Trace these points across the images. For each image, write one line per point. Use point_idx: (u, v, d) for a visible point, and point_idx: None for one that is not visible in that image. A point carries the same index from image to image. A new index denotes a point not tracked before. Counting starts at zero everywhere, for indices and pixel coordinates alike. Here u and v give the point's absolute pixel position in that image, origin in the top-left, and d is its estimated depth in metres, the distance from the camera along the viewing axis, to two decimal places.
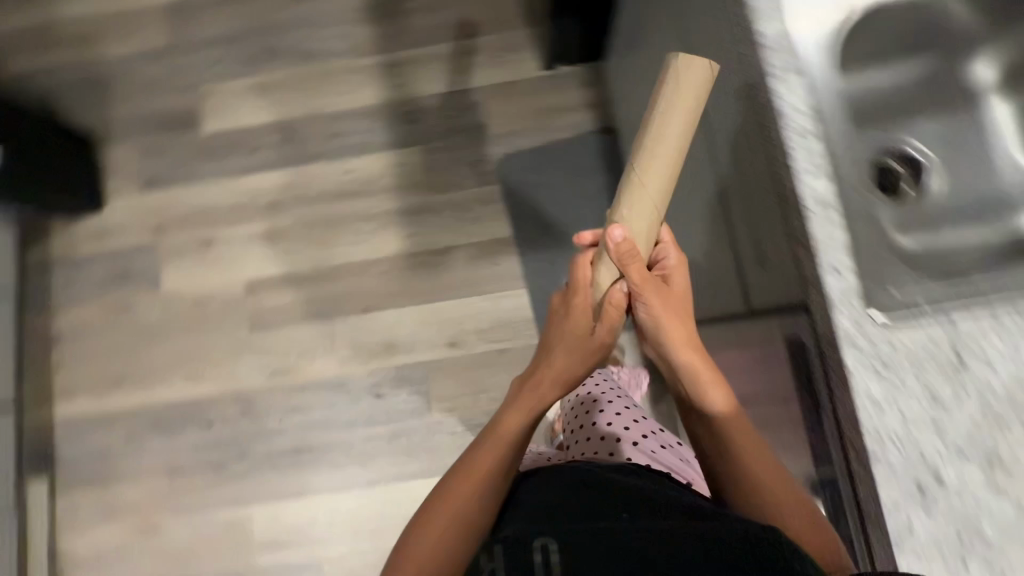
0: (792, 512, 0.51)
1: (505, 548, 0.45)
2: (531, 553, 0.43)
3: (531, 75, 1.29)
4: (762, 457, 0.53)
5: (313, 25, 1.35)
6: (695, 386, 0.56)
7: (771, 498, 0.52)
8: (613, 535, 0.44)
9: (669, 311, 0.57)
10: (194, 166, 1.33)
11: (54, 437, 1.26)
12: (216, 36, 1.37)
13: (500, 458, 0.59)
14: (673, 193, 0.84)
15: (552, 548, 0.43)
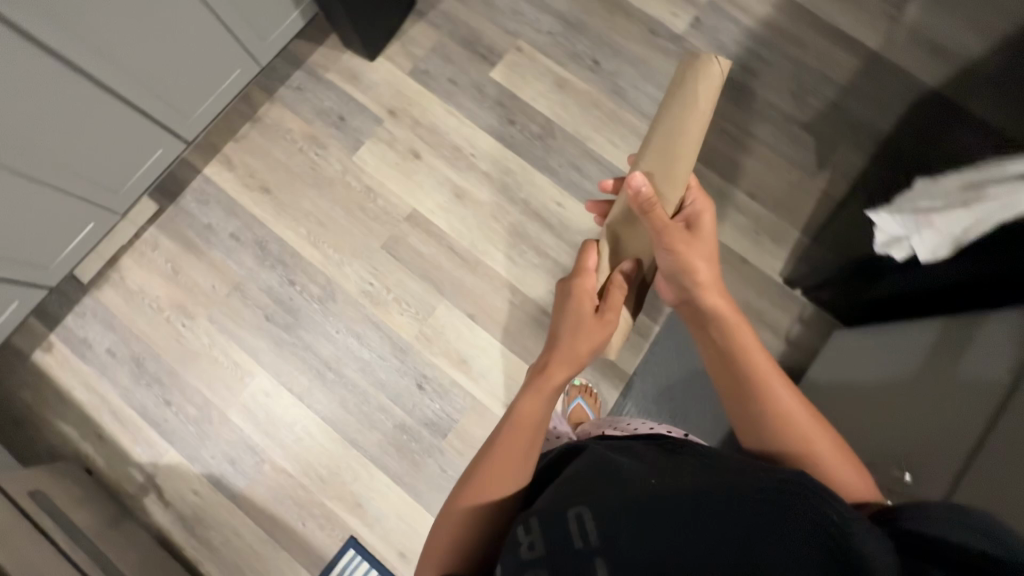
0: (829, 458, 0.63)
1: (542, 521, 0.51)
2: (568, 521, 0.49)
3: (767, 271, 1.24)
4: (786, 415, 0.65)
5: (643, 75, 1.34)
6: (724, 329, 0.71)
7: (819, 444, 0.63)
8: (634, 501, 0.50)
9: (694, 252, 0.72)
10: (461, 92, 1.35)
11: (189, 184, 1.32)
12: (567, 15, 1.38)
13: (544, 403, 0.68)
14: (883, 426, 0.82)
15: (586, 517, 0.49)
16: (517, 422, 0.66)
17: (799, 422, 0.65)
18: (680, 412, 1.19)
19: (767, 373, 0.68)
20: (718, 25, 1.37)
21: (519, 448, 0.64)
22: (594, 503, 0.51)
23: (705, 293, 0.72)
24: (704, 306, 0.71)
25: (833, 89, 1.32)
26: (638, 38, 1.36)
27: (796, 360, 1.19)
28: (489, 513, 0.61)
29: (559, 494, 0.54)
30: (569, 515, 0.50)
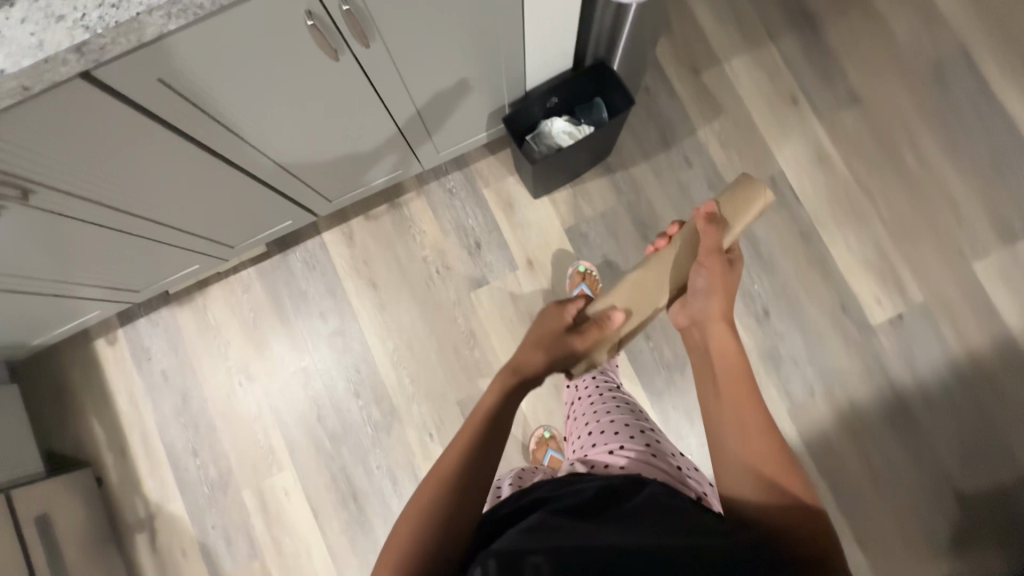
0: (789, 490, 0.54)
1: (501, 562, 0.45)
2: (525, 566, 0.45)
3: None
4: (754, 430, 0.57)
5: (809, 353, 1.17)
6: (710, 335, 0.67)
7: (776, 467, 0.55)
8: (597, 550, 0.47)
9: (723, 286, 0.70)
10: (610, 277, 1.20)
11: (302, 242, 1.24)
12: (762, 247, 1.20)
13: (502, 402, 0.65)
14: None
15: (544, 563, 0.45)
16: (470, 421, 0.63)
17: (767, 442, 0.56)
18: None
19: (743, 382, 0.61)
20: (922, 335, 1.16)
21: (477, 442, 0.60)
22: (553, 550, 0.46)
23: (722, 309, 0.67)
24: (701, 319, 0.69)
25: (1015, 473, 1.11)
26: (823, 308, 1.18)
27: None
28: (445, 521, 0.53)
29: (518, 536, 0.50)
30: (527, 564, 0.45)
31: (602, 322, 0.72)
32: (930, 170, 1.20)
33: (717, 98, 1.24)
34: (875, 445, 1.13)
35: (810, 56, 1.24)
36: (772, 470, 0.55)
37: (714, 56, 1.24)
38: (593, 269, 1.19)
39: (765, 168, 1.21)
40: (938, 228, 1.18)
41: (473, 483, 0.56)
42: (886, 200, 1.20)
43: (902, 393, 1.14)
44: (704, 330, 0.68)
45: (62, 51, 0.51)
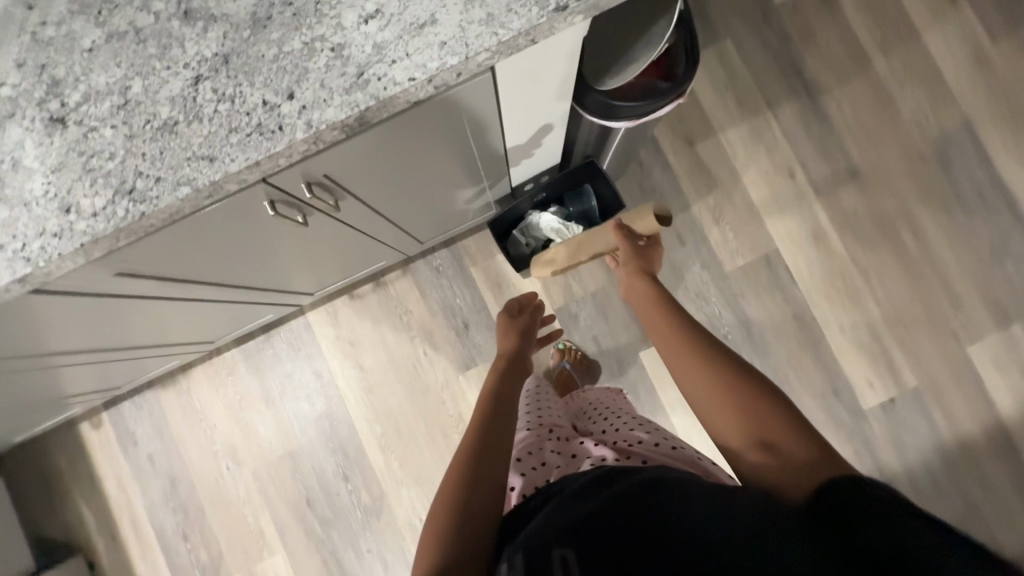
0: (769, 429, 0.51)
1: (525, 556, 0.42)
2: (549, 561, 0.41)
3: None
4: (711, 380, 0.56)
5: None
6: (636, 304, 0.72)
7: (745, 411, 0.53)
8: (623, 536, 0.43)
9: (638, 281, 0.74)
10: (601, 360, 1.18)
11: (287, 323, 1.22)
12: (755, 329, 1.17)
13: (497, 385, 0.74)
14: None
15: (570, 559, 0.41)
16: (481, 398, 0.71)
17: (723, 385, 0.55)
18: None
19: (684, 345, 0.61)
20: (913, 419, 1.15)
21: (492, 409, 0.68)
22: (575, 537, 0.43)
23: (636, 273, 0.74)
24: (633, 292, 0.73)
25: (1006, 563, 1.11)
26: (815, 392, 1.17)
27: None
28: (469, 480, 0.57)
29: (544, 521, 0.46)
30: (552, 558, 0.41)
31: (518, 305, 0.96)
32: (930, 249, 1.17)
33: (713, 172, 1.19)
34: None
35: (811, 128, 1.19)
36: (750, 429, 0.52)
37: (708, 126, 1.20)
38: (571, 343, 1.17)
39: (761, 245, 1.18)
40: (933, 309, 1.17)
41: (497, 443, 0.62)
42: (882, 279, 1.17)
43: (892, 480, 1.14)
44: (634, 291, 0.73)
45: (1, 284, 0.47)
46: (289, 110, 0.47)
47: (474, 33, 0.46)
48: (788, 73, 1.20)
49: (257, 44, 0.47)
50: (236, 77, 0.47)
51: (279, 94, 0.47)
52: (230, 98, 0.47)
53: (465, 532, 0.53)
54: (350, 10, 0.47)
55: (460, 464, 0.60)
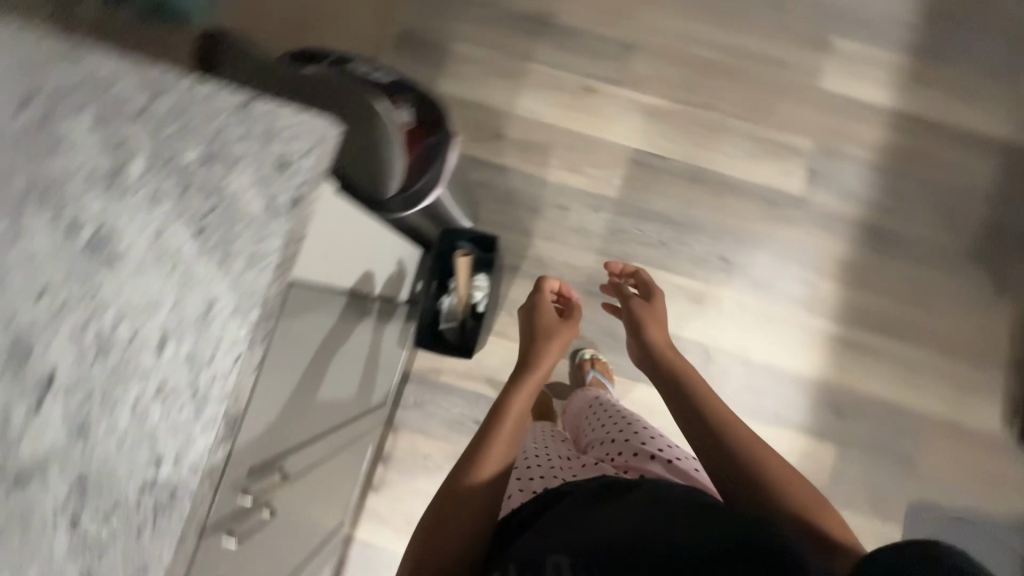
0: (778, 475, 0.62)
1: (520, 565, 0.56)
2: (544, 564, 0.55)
3: (987, 428, 1.18)
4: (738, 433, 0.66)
5: (776, 256, 1.23)
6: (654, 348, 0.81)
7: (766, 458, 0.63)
8: (611, 547, 0.55)
9: (657, 328, 0.85)
10: (595, 344, 1.21)
11: (347, 560, 1.16)
12: (674, 216, 1.24)
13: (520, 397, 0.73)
14: None
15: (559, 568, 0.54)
16: (507, 414, 0.69)
17: (737, 422, 0.67)
18: None
19: (700, 381, 0.73)
20: (833, 167, 1.24)
21: (511, 426, 0.68)
22: (570, 550, 0.56)
23: (650, 323, 0.85)
24: (656, 340, 0.82)
25: (976, 202, 1.23)
26: (756, 215, 1.24)
27: None
28: (455, 504, 0.62)
29: (552, 534, 0.60)
30: (547, 564, 0.55)
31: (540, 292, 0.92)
32: (726, 49, 1.27)
33: (538, 140, 1.26)
34: (875, 278, 1.22)
35: (572, 47, 1.28)
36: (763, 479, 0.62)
37: (503, 112, 1.27)
38: (597, 352, 1.19)
39: (619, 155, 1.25)
40: (771, 81, 1.26)
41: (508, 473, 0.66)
42: (719, 95, 1.26)
43: (858, 224, 1.23)
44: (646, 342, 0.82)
45: None
46: (169, 472, 0.45)
47: (252, 279, 0.46)
48: (519, 28, 1.29)
49: (95, 452, 0.45)
50: (103, 488, 0.45)
51: (150, 468, 0.45)
52: (113, 509, 0.45)
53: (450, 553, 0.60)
54: (143, 353, 0.46)
55: (452, 483, 0.64)
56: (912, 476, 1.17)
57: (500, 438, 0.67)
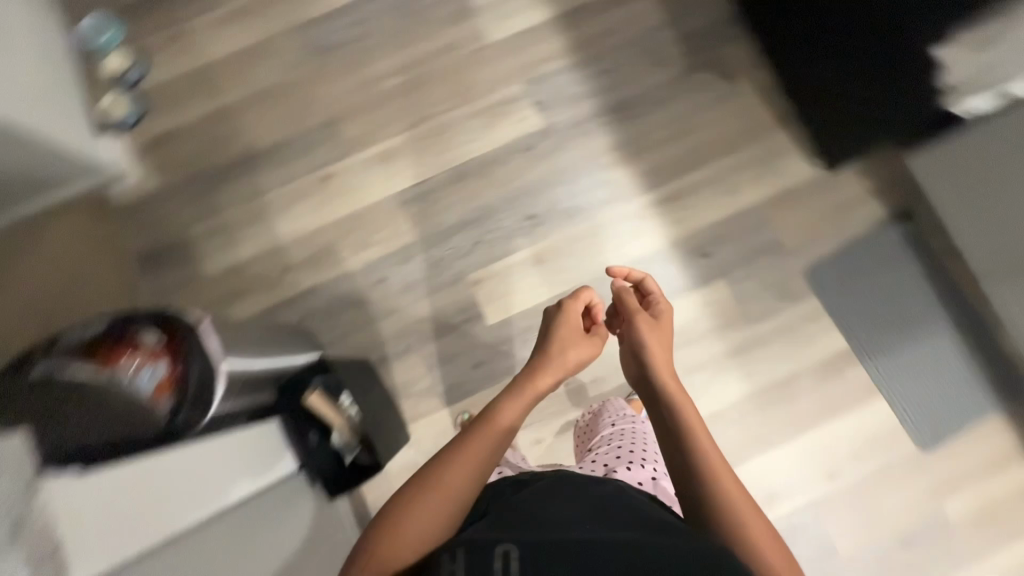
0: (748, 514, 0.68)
1: (471, 556, 0.58)
2: (495, 558, 0.58)
3: (803, 177, 1.32)
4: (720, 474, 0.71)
5: (565, 182, 1.31)
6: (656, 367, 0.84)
7: (733, 495, 0.69)
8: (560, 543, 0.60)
9: (661, 349, 0.87)
10: (492, 361, 1.25)
11: None
12: (468, 217, 1.30)
13: (507, 412, 0.81)
14: None
15: (510, 561, 0.58)
16: (494, 424, 0.79)
17: (723, 488, 0.70)
18: (905, 320, 1.25)
19: (712, 454, 0.72)
20: (546, 87, 1.35)
21: (494, 433, 0.78)
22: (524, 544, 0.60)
23: (654, 345, 0.87)
24: (657, 360, 0.85)
25: (661, 30, 1.38)
26: (523, 166, 1.32)
27: (892, 201, 1.30)
28: (433, 508, 0.70)
29: (496, 531, 0.63)
30: (497, 554, 0.58)
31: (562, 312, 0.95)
32: (402, 70, 1.36)
33: (319, 247, 1.29)
34: (644, 139, 1.33)
35: (286, 158, 1.33)
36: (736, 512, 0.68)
37: (274, 249, 1.29)
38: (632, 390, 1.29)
39: (388, 206, 1.31)
40: (450, 64, 1.36)
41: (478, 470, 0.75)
42: (423, 105, 1.35)
43: (599, 112, 1.34)
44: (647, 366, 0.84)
45: None
46: None
47: None
48: (233, 177, 1.32)
49: None
50: None
51: None
52: None
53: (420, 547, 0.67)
54: None
55: (434, 490, 0.72)
56: (784, 254, 1.28)
57: (478, 442, 0.77)
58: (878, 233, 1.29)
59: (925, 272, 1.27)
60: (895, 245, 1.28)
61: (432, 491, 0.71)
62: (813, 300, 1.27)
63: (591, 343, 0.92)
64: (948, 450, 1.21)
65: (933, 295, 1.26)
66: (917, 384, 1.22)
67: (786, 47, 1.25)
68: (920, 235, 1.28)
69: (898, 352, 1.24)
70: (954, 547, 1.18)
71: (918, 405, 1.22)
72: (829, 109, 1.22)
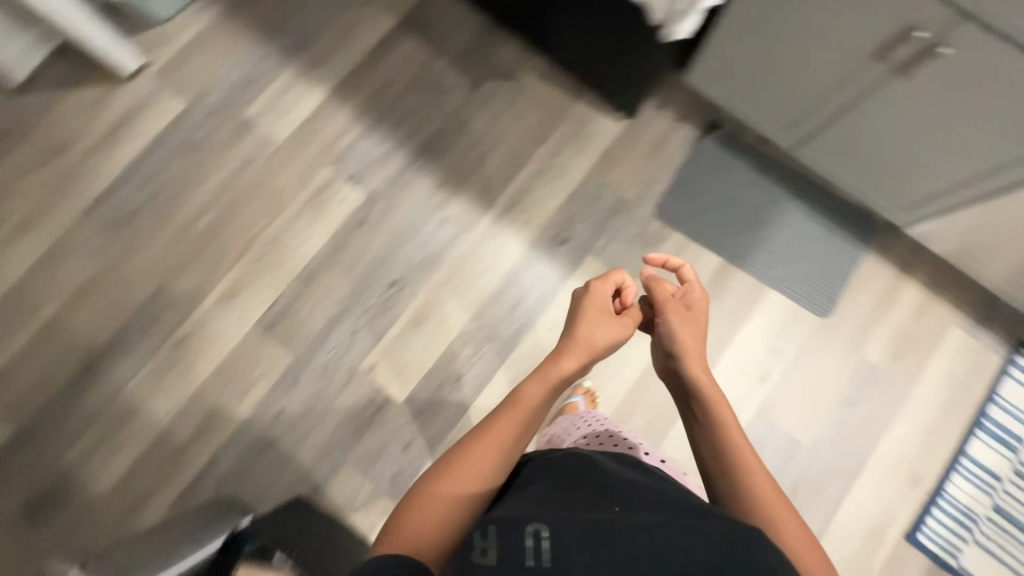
0: (779, 505, 0.73)
1: (499, 530, 0.59)
2: (527, 536, 0.57)
3: (615, 133, 1.38)
4: (753, 467, 0.77)
5: (409, 237, 1.31)
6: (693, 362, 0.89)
7: (763, 485, 0.75)
8: (591, 520, 0.59)
9: (693, 341, 0.92)
10: (421, 434, 1.23)
11: None
12: (334, 312, 1.28)
13: (531, 397, 0.82)
14: (778, 35, 1.02)
15: (543, 536, 0.57)
16: (513, 411, 0.80)
17: (756, 477, 0.76)
18: (756, 213, 1.33)
19: (743, 445, 0.79)
20: (351, 160, 1.35)
21: (517, 417, 0.79)
22: (556, 520, 0.59)
23: (692, 339, 0.92)
24: (690, 353, 0.91)
25: (431, 61, 1.41)
26: (364, 241, 1.31)
27: (697, 117, 1.38)
28: (460, 490, 0.71)
29: (524, 510, 0.63)
30: (527, 530, 0.58)
31: (593, 293, 0.95)
32: (208, 206, 1.32)
33: (203, 413, 1.23)
34: (462, 164, 1.35)
35: (131, 343, 1.26)
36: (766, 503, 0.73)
37: (159, 437, 1.22)
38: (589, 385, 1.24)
39: (254, 340, 1.26)
40: (252, 180, 1.34)
41: (499, 455, 0.75)
42: (242, 229, 1.32)
43: (410, 160, 1.36)
44: (683, 360, 0.89)
45: None
46: None
47: None
48: (85, 388, 1.24)
49: None
50: None
51: None
52: None
53: (446, 524, 0.68)
54: None
55: (466, 469, 0.73)
56: (631, 206, 1.34)
57: (501, 425, 0.78)
58: (699, 150, 1.37)
59: (753, 165, 1.35)
60: (717, 153, 1.36)
61: (463, 478, 0.72)
62: (674, 235, 1.32)
63: (625, 325, 0.93)
64: (844, 305, 1.29)
65: (767, 181, 1.34)
66: (791, 262, 1.31)
67: (540, 28, 1.31)
68: (733, 135, 1.37)
69: (764, 243, 1.32)
70: (891, 386, 1.25)
71: (801, 280, 1.30)
72: (601, 70, 1.29)
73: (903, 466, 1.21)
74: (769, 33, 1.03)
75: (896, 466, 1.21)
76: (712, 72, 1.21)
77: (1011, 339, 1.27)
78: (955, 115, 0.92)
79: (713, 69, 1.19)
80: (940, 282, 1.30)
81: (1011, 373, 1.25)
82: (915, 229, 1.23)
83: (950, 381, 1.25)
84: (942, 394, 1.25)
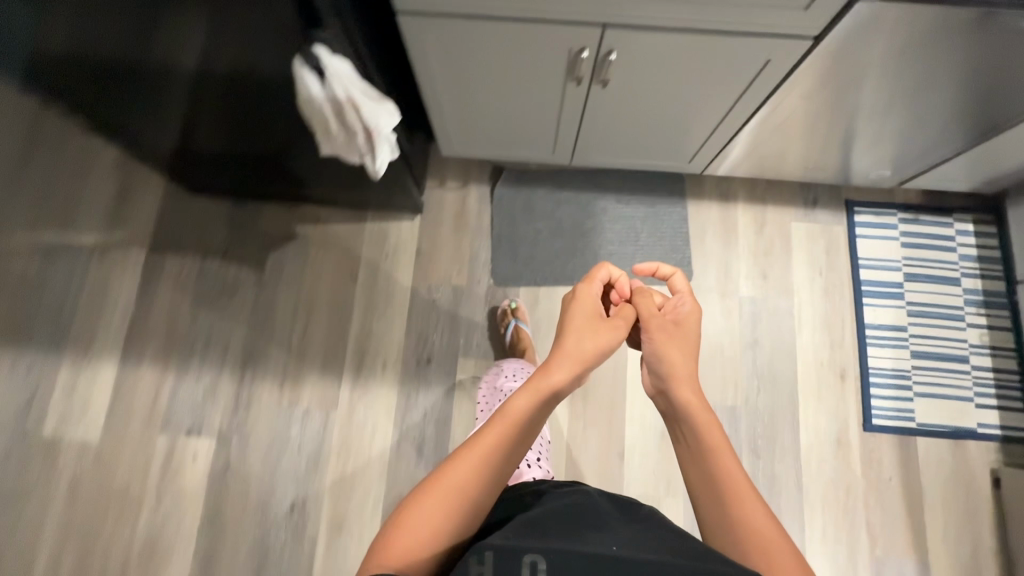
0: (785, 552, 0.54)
1: (497, 554, 0.50)
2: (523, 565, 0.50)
3: (415, 230, 1.32)
4: (751, 499, 0.58)
5: (282, 450, 1.20)
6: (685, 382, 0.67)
7: (762, 527, 0.56)
8: (593, 556, 0.51)
9: (687, 360, 0.69)
10: None
11: None
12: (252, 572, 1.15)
13: (534, 408, 0.62)
14: (482, 95, 1.00)
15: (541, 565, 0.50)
16: (505, 417, 0.60)
17: (772, 534, 0.55)
18: (579, 227, 1.32)
19: (734, 470, 0.60)
20: (181, 412, 1.23)
21: (516, 432, 0.60)
22: (552, 550, 0.51)
23: (686, 358, 0.69)
24: (679, 375, 0.67)
25: (204, 269, 1.31)
26: (240, 483, 1.18)
27: (478, 171, 1.35)
28: (447, 514, 0.55)
29: (520, 532, 0.54)
30: (522, 561, 0.50)
31: (582, 293, 0.73)
32: (58, 553, 1.15)
33: None
34: (291, 347, 1.26)
35: None
36: (766, 550, 0.54)
37: None
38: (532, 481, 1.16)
39: None
40: (90, 496, 1.18)
41: (492, 470, 0.57)
42: (109, 551, 1.16)
43: (239, 374, 1.25)
44: (673, 387, 0.67)
45: None
46: None
47: None
48: None
49: None
50: None
51: None
52: None
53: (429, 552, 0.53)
54: None
55: (455, 484, 0.56)
56: (469, 289, 1.29)
57: (493, 434, 0.59)
58: (498, 199, 1.33)
59: (551, 185, 1.34)
60: (515, 193, 1.33)
61: (450, 495, 0.55)
62: (522, 290, 1.29)
63: (617, 326, 0.71)
64: (698, 260, 1.31)
65: (571, 193, 1.33)
66: (633, 252, 1.31)
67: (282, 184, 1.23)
68: (518, 169, 1.35)
69: (602, 249, 1.31)
70: (777, 307, 1.27)
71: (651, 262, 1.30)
72: (365, 193, 1.24)
73: (827, 370, 1.24)
74: (475, 99, 1.01)
75: (820, 371, 1.24)
76: (461, 139, 1.19)
77: (843, 205, 1.32)
78: (669, 88, 0.91)
79: (458, 137, 1.17)
80: (761, 192, 1.33)
81: (858, 234, 1.31)
82: (715, 168, 1.24)
83: (819, 271, 1.29)
84: (818, 286, 1.28)
